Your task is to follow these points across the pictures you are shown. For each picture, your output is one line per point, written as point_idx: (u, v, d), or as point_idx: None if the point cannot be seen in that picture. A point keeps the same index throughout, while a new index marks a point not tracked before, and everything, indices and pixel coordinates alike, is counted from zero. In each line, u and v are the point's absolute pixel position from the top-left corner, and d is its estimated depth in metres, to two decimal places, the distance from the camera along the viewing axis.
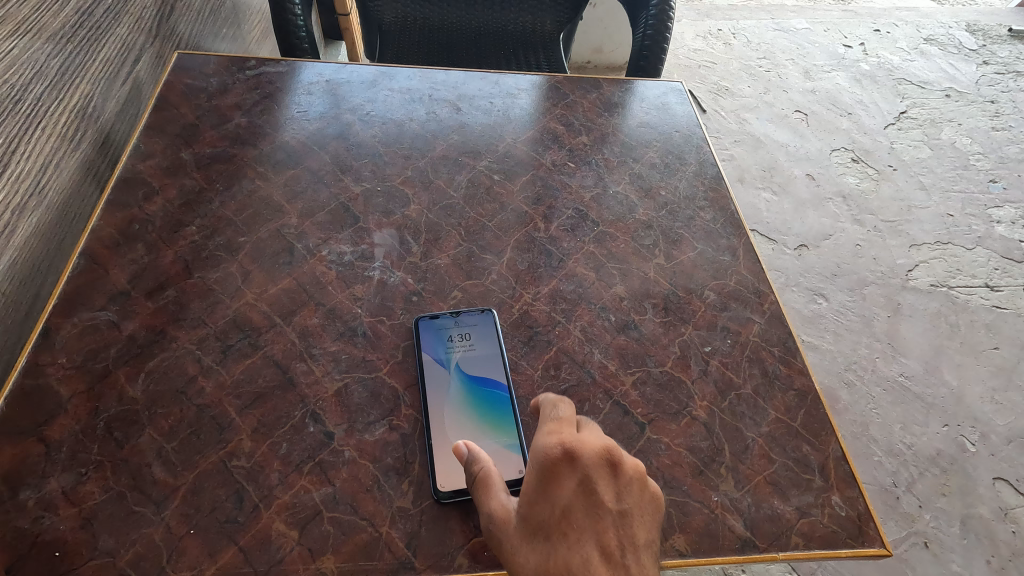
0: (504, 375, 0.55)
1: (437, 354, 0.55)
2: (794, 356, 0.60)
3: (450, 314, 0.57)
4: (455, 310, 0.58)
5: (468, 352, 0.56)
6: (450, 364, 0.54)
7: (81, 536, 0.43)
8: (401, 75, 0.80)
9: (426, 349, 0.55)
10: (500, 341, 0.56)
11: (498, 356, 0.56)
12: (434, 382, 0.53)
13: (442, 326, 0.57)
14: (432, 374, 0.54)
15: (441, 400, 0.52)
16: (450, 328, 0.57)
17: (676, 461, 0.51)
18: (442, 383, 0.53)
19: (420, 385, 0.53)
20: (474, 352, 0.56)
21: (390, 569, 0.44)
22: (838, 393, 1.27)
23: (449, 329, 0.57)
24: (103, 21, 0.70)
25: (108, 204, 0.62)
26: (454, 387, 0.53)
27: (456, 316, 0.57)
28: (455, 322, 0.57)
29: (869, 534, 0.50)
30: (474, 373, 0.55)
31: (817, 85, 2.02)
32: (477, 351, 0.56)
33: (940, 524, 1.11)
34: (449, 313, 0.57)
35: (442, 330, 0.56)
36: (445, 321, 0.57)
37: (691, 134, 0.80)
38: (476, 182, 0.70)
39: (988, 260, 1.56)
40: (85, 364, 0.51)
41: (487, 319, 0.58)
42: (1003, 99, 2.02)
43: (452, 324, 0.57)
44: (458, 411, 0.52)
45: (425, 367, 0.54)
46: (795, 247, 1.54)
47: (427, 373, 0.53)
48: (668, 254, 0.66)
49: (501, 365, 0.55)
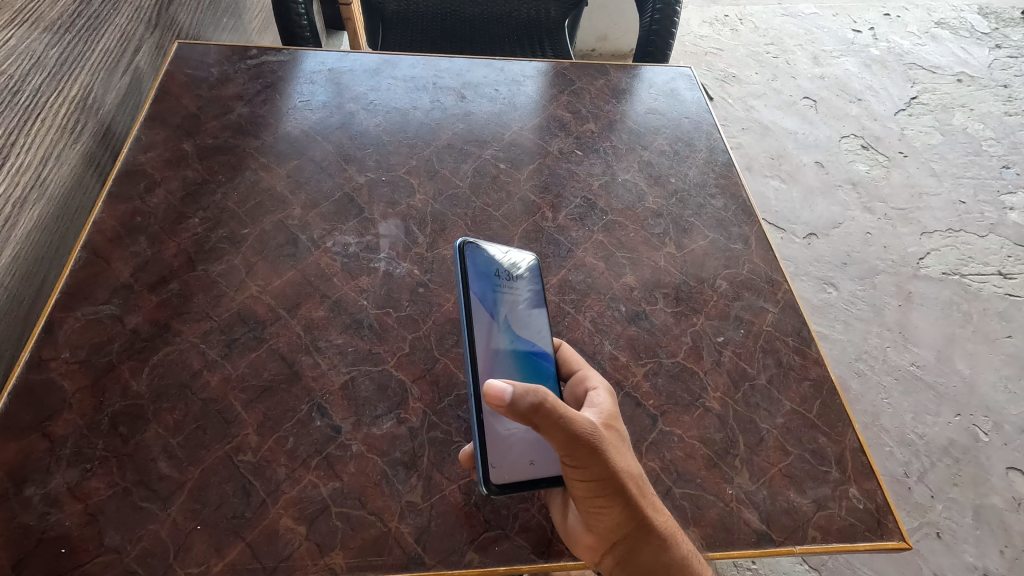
0: (550, 340, 0.51)
1: (485, 298, 0.49)
2: (809, 345, 0.58)
3: (499, 257, 0.52)
4: (505, 254, 0.53)
5: (513, 301, 0.51)
6: (496, 310, 0.49)
7: (87, 532, 0.42)
8: (405, 63, 0.79)
9: (476, 285, 0.49)
10: (545, 302, 0.53)
11: (542, 316, 0.52)
12: (483, 326, 0.48)
13: (489, 267, 0.51)
14: (481, 316, 0.48)
15: (489, 348, 0.47)
16: (497, 270, 0.52)
17: (689, 454, 0.50)
18: (489, 328, 0.48)
19: (471, 325, 0.47)
20: (518, 302, 0.51)
21: (400, 564, 0.43)
22: (848, 383, 1.26)
23: (498, 274, 0.51)
24: (102, 11, 0.69)
25: (109, 197, 0.61)
26: (501, 336, 0.49)
27: (505, 259, 0.52)
28: (502, 266, 0.52)
29: (888, 527, 0.49)
30: (519, 326, 0.50)
31: (825, 71, 1.99)
32: (522, 303, 0.52)
33: (953, 514, 1.10)
34: (498, 255, 0.52)
35: (490, 271, 0.51)
36: (493, 261, 0.52)
37: (701, 120, 0.78)
38: (483, 171, 0.68)
39: (1001, 248, 1.53)
40: (89, 359, 0.50)
41: (532, 272, 0.54)
42: (1016, 83, 1.98)
43: (499, 267, 0.52)
44: (503, 364, 0.47)
45: (474, 309, 0.48)
46: (804, 236, 1.52)
47: (478, 314, 0.48)
48: (678, 243, 0.65)
49: (546, 327, 0.52)
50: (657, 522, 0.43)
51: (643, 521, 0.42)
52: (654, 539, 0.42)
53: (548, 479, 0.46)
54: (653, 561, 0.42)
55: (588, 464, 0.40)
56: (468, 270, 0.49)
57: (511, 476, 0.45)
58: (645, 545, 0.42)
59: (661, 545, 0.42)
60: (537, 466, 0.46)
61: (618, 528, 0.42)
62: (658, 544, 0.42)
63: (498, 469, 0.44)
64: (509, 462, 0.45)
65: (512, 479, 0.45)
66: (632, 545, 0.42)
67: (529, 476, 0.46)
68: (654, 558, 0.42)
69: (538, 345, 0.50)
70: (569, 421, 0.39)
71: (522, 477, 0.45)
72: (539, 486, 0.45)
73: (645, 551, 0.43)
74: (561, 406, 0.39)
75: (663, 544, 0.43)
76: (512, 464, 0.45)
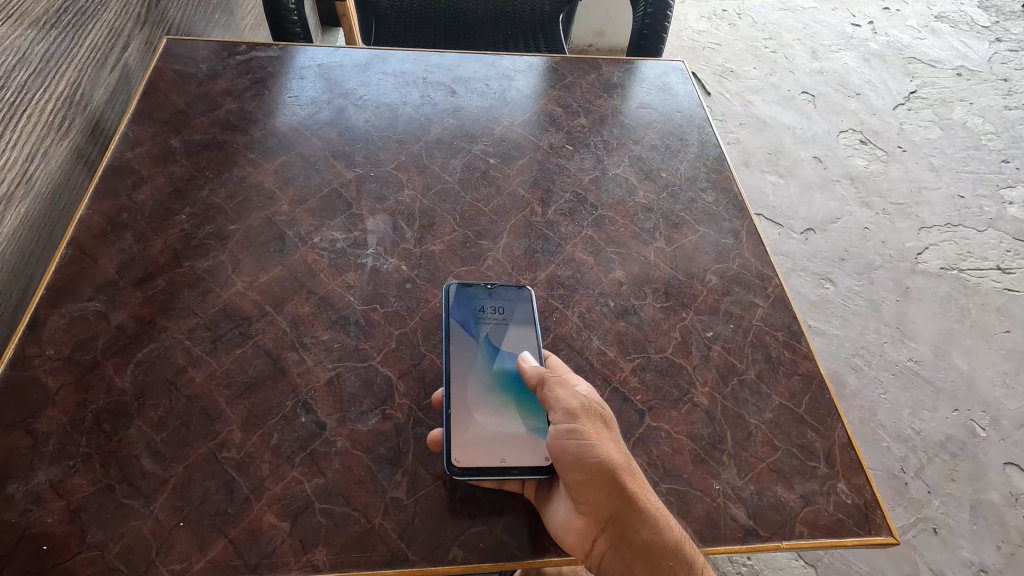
0: (536, 348, 0.53)
1: (466, 321, 0.53)
2: (799, 340, 0.58)
3: (487, 282, 0.56)
4: (493, 280, 0.57)
5: (499, 317, 0.54)
6: (478, 326, 0.53)
7: (69, 528, 0.42)
8: (395, 58, 0.78)
9: (458, 309, 0.54)
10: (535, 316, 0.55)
11: (530, 328, 0.54)
12: (460, 341, 0.52)
13: (477, 291, 0.55)
14: (459, 333, 0.52)
15: (464, 359, 0.51)
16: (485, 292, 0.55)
17: (676, 449, 0.50)
18: (470, 342, 0.52)
19: (446, 342, 0.52)
20: (503, 317, 0.54)
21: (384, 561, 0.43)
22: (845, 379, 1.25)
23: (480, 296, 0.55)
24: (89, 6, 0.69)
25: (96, 193, 0.61)
26: (480, 347, 0.52)
27: (494, 283, 0.56)
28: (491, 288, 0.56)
29: (876, 522, 0.49)
30: (503, 337, 0.53)
31: (824, 66, 1.98)
32: (510, 318, 0.54)
33: (949, 510, 1.09)
34: (484, 281, 0.56)
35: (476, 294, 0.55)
36: (475, 287, 0.55)
37: (693, 114, 0.77)
38: (472, 166, 0.68)
39: (1000, 242, 1.52)
40: (74, 356, 0.50)
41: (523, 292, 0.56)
42: (1016, 77, 1.97)
43: (487, 290, 0.56)
44: (480, 376, 0.50)
45: (453, 334, 0.52)
46: (801, 231, 1.52)
47: (456, 332, 0.52)
48: (669, 237, 0.64)
49: (534, 338, 0.53)
50: (646, 499, 0.44)
51: (632, 497, 0.43)
52: (644, 516, 0.43)
53: (519, 467, 0.46)
54: (645, 540, 0.43)
55: (576, 437, 0.43)
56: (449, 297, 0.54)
57: (479, 461, 0.46)
58: (635, 523, 0.43)
59: (653, 523, 0.43)
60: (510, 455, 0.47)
61: (606, 505, 0.43)
62: (649, 522, 0.43)
63: (464, 454, 0.46)
64: (477, 449, 0.46)
65: (480, 463, 0.46)
66: (622, 524, 0.43)
67: (499, 462, 0.46)
68: (646, 537, 0.43)
69: (521, 354, 0.52)
70: (558, 392, 0.46)
71: (491, 463, 0.46)
72: (508, 472, 0.46)
73: (636, 530, 0.43)
74: (554, 377, 0.47)
75: (654, 522, 0.43)
76: (481, 452, 0.46)
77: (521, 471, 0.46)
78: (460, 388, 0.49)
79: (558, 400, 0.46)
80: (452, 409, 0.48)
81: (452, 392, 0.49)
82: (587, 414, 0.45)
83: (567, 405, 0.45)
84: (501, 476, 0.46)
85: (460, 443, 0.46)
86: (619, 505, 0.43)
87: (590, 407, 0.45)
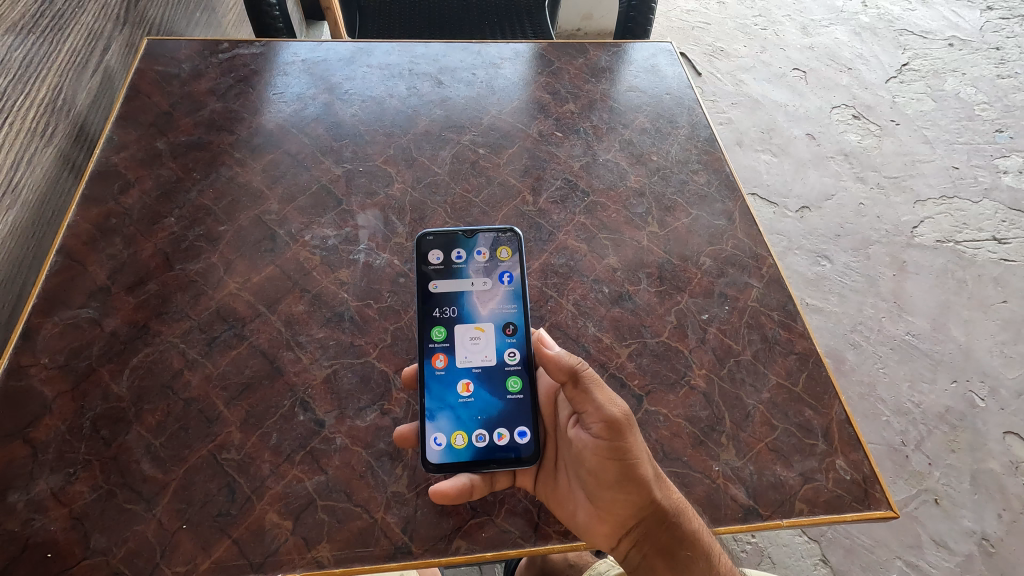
0: (522, 318, 0.50)
1: (441, 284, 0.51)
2: (795, 319, 0.58)
3: (465, 234, 0.52)
4: (472, 230, 0.52)
5: (481, 283, 0.51)
6: (458, 295, 0.51)
7: (73, 536, 0.43)
8: (379, 50, 0.77)
9: (433, 272, 0.51)
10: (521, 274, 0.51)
11: (515, 292, 0.51)
12: (437, 316, 0.50)
13: (453, 248, 0.52)
14: (436, 304, 0.50)
15: (443, 337, 0.49)
16: (463, 249, 0.52)
17: (675, 432, 0.50)
18: (449, 315, 0.50)
19: (422, 317, 0.50)
20: (486, 283, 0.51)
21: (388, 555, 0.43)
22: (843, 355, 1.26)
23: (458, 251, 0.52)
24: (65, 10, 0.68)
25: (83, 199, 0.60)
26: (460, 322, 0.50)
27: (471, 236, 0.52)
28: (468, 242, 0.52)
29: (875, 497, 0.49)
30: (484, 305, 0.51)
31: (814, 41, 1.96)
32: (493, 281, 0.51)
33: (950, 481, 1.10)
34: (461, 233, 0.52)
35: (455, 251, 0.52)
36: (451, 241, 0.52)
37: (683, 96, 0.76)
38: (462, 157, 0.67)
39: (995, 213, 1.52)
40: (68, 363, 0.50)
41: (506, 243, 0.52)
42: (1009, 45, 1.95)
43: (466, 245, 0.52)
44: (455, 350, 0.49)
45: (427, 304, 0.50)
46: (796, 210, 1.51)
47: (433, 302, 0.50)
48: (662, 221, 0.64)
49: (519, 303, 0.51)
50: (671, 501, 0.45)
51: (657, 504, 0.45)
52: (671, 520, 0.45)
53: (499, 462, 0.46)
54: (670, 539, 0.46)
55: (616, 448, 0.44)
56: (425, 261, 0.51)
57: (458, 456, 0.46)
58: (662, 526, 0.45)
59: (679, 523, 0.45)
60: (488, 448, 0.47)
61: (633, 511, 0.46)
62: (675, 524, 0.45)
63: (442, 450, 0.46)
64: (452, 442, 0.47)
65: (457, 458, 0.46)
66: (648, 526, 0.46)
67: (476, 456, 0.46)
68: (673, 536, 0.45)
69: (506, 326, 0.50)
70: (598, 398, 0.45)
71: (471, 457, 0.46)
72: (487, 466, 0.46)
73: (660, 532, 0.46)
74: (594, 381, 0.45)
75: (679, 522, 0.45)
76: (457, 447, 0.47)
77: (502, 465, 0.46)
78: (436, 373, 0.48)
79: (601, 407, 0.44)
80: (432, 401, 0.47)
81: (427, 381, 0.48)
82: (628, 427, 0.44)
83: (612, 415, 0.44)
84: (480, 471, 0.46)
85: (434, 438, 0.46)
86: (646, 511, 0.45)
87: (630, 418, 0.45)
